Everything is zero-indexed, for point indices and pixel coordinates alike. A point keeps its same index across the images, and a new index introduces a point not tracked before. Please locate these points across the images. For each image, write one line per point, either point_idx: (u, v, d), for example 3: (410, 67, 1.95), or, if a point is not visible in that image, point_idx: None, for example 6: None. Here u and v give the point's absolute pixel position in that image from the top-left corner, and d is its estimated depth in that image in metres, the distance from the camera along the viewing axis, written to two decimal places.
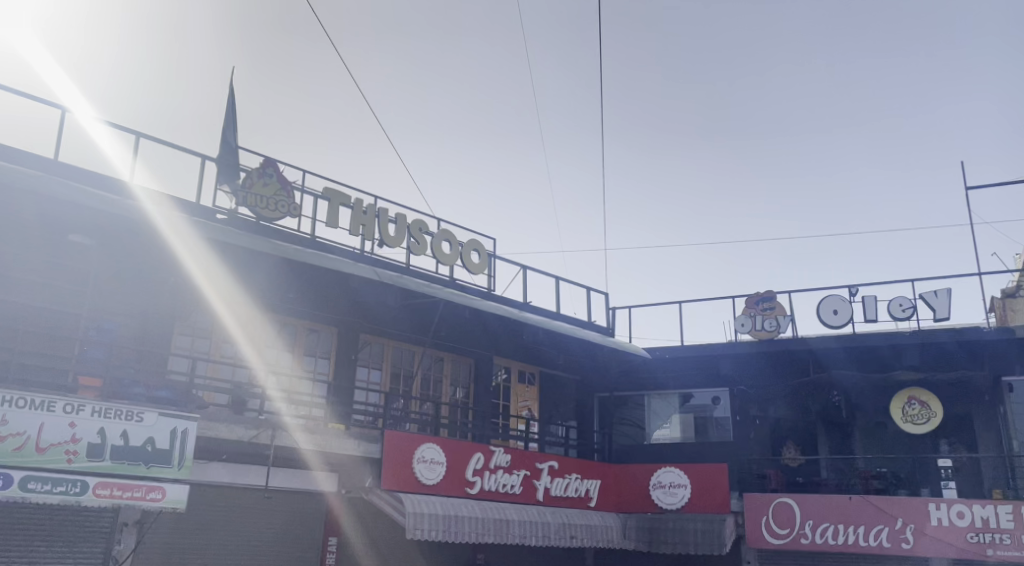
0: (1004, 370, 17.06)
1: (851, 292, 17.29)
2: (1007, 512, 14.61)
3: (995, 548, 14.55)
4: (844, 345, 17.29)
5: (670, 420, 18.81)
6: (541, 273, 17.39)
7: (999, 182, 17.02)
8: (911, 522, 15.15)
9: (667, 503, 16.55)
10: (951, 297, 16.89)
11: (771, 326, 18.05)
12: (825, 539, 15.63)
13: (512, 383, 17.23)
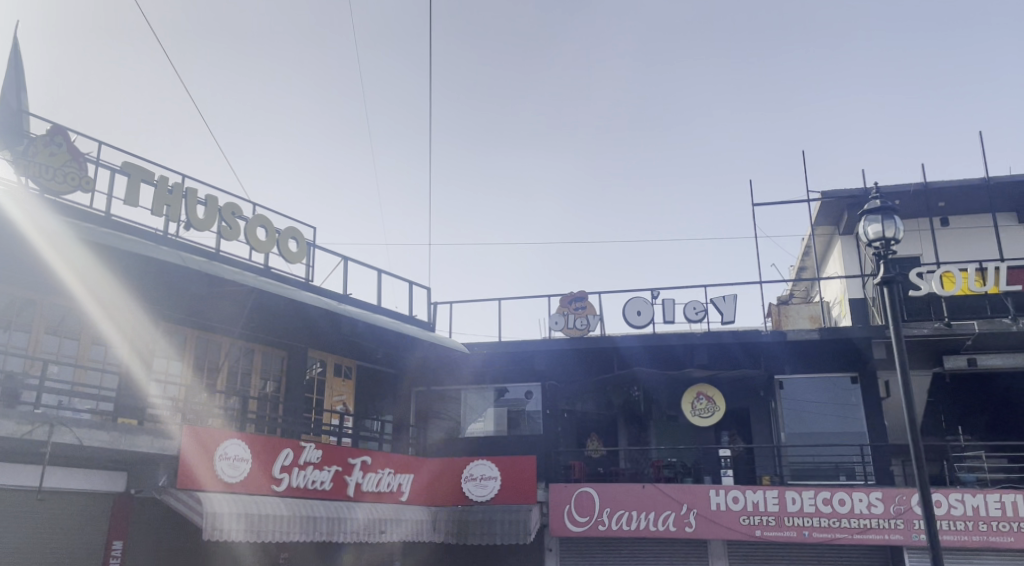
0: (777, 370, 18.99)
1: (653, 295, 18.60)
2: (773, 496, 16.33)
3: (763, 529, 16.23)
4: (646, 344, 18.50)
5: (484, 414, 19.43)
6: (363, 264, 17.25)
7: (778, 202, 19.80)
8: (694, 507, 16.56)
9: (477, 495, 17.14)
10: (737, 302, 18.58)
11: (581, 324, 19.08)
12: (619, 525, 16.74)
13: (327, 376, 17.10)
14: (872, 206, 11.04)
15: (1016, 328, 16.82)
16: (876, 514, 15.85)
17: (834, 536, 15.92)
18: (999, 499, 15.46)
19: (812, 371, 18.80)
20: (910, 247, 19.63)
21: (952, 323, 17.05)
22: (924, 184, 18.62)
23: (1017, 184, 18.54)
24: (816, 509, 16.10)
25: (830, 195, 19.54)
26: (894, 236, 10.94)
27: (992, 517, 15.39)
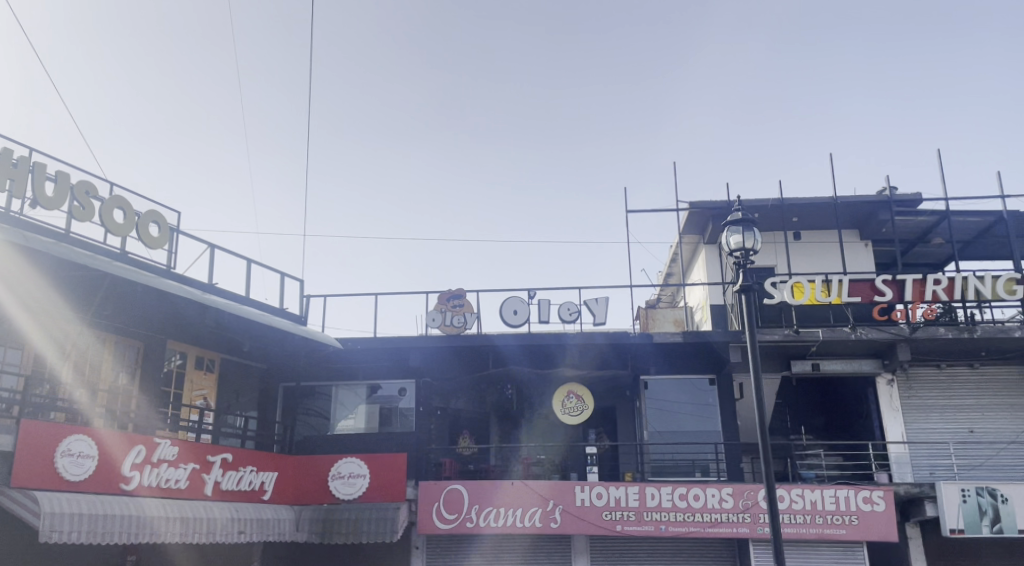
0: (642, 370, 19.69)
1: (529, 295, 18.91)
2: (634, 492, 16.94)
3: (623, 524, 16.81)
4: (522, 343, 18.71)
5: (355, 411, 19.21)
6: (232, 254, 16.60)
7: (652, 209, 20.04)
8: (560, 503, 16.95)
9: (344, 493, 16.93)
10: (609, 304, 19.14)
11: (459, 321, 18.95)
12: (486, 522, 16.92)
13: (187, 369, 16.47)
14: (734, 217, 11.67)
15: (854, 336, 18.21)
16: (726, 508, 16.71)
17: (688, 530, 16.68)
18: (834, 493, 16.66)
19: (675, 373, 19.62)
20: (766, 257, 21.06)
21: (799, 330, 18.34)
22: (779, 200, 19.81)
23: (861, 205, 19.98)
24: (674, 504, 16.82)
25: (698, 205, 20.43)
26: (753, 246, 11.60)
27: (828, 510, 16.57)
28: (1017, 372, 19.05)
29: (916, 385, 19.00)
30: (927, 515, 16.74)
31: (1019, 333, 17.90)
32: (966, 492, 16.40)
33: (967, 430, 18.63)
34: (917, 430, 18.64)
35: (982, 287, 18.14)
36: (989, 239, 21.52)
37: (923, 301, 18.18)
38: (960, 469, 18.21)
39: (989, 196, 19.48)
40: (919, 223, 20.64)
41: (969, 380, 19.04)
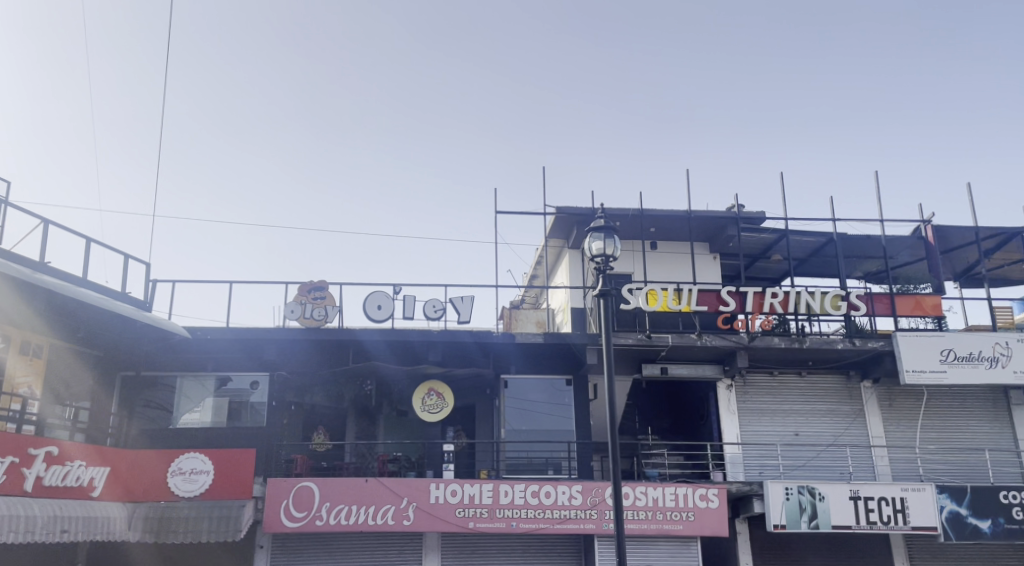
0: (503, 369, 19.87)
1: (394, 291, 18.68)
2: (488, 489, 17.08)
3: (476, 521, 16.92)
4: (386, 339, 18.36)
5: (201, 404, 18.49)
6: (67, 231, 15.10)
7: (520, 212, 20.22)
8: (414, 501, 16.86)
9: (184, 490, 16.22)
10: (474, 303, 19.19)
11: (319, 314, 18.38)
12: (337, 520, 16.60)
13: (11, 353, 15.18)
14: (597, 225, 12.00)
15: (700, 343, 19.05)
16: (575, 505, 17.13)
17: (537, 526, 16.98)
18: (674, 491, 17.48)
19: (534, 373, 19.94)
20: (624, 264, 21.84)
21: (651, 335, 19.08)
22: (640, 210, 20.51)
23: (712, 220, 21.02)
24: (526, 501, 17.08)
25: (564, 210, 20.81)
26: (613, 253, 11.93)
27: (668, 507, 17.36)
28: (838, 381, 20.36)
29: (751, 391, 20.12)
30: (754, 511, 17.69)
31: (842, 345, 19.31)
32: (789, 491, 17.57)
33: (793, 433, 19.85)
34: (749, 432, 19.75)
35: (813, 301, 19.41)
36: (822, 259, 23.15)
37: (762, 312, 19.39)
38: (785, 470, 19.44)
39: (822, 218, 20.97)
40: (762, 239, 21.90)
41: (797, 387, 20.30)
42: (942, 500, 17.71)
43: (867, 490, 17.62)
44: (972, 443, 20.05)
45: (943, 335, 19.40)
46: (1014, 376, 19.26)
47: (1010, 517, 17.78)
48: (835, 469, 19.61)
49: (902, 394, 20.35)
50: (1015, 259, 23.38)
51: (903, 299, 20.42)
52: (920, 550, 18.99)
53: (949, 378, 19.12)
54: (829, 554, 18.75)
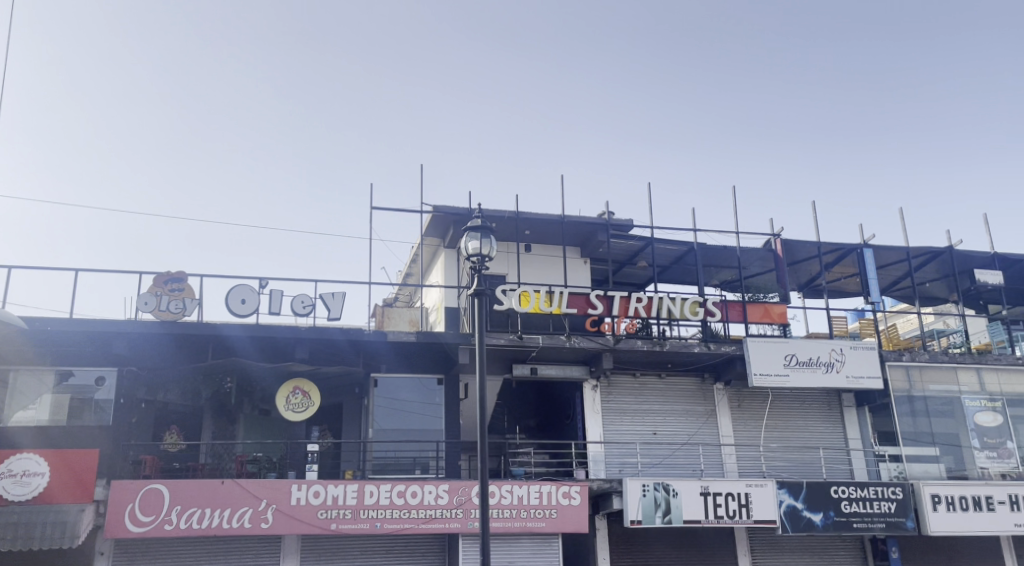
0: (373, 368, 19.35)
1: (259, 284, 17.79)
2: (352, 490, 16.55)
3: (338, 522, 16.36)
4: (251, 335, 17.44)
5: (38, 401, 16.99)
6: None
7: (395, 210, 19.76)
8: (273, 503, 16.13)
9: (15, 493, 14.88)
10: (345, 300, 18.57)
11: (176, 307, 17.29)
12: (188, 524, 15.66)
13: None
14: (474, 223, 11.77)
15: (569, 345, 19.26)
16: (441, 504, 16.86)
17: (402, 527, 16.62)
18: (538, 489, 17.51)
19: (404, 373, 19.51)
20: (499, 265, 21.79)
21: (522, 335, 19.11)
22: (516, 213, 20.53)
23: (586, 225, 21.31)
24: (391, 501, 16.68)
25: (441, 209, 20.53)
26: (489, 253, 11.74)
27: (532, 505, 17.41)
28: (694, 383, 21.03)
29: (615, 391, 20.50)
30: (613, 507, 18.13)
31: (698, 348, 19.90)
32: (646, 487, 17.94)
33: (651, 432, 20.37)
34: (612, 432, 20.11)
35: (673, 307, 19.83)
36: (684, 267, 23.92)
37: (627, 316, 19.76)
38: (643, 466, 19.90)
39: (686, 228, 21.62)
40: (630, 245, 22.36)
41: (656, 388, 20.82)
42: (781, 495, 18.45)
43: (716, 486, 18.24)
44: (810, 441, 21.15)
45: (788, 340, 20.31)
46: (847, 381, 20.34)
47: (839, 510, 18.68)
48: (688, 466, 20.26)
49: (750, 396, 21.20)
50: (849, 273, 24.96)
51: (754, 305, 21.30)
52: (761, 545, 19.77)
53: (791, 381, 20.03)
54: (681, 551, 19.31)
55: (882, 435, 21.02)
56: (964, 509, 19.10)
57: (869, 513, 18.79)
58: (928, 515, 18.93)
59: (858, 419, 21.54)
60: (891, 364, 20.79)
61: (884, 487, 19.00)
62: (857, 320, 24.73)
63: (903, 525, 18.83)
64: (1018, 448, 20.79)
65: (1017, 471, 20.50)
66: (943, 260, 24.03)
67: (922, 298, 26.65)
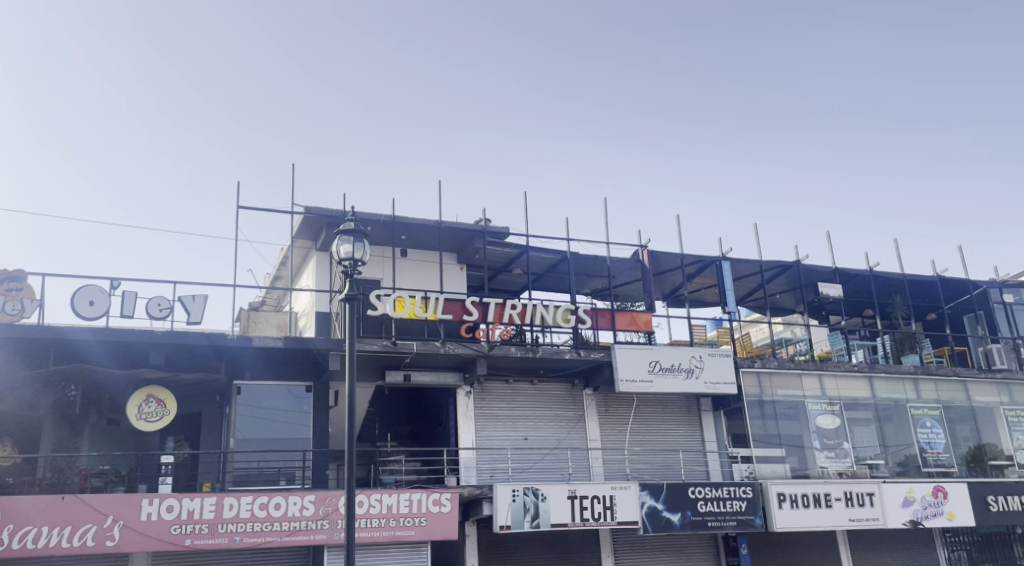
0: (236, 375, 18.39)
1: (111, 285, 16.56)
2: (210, 503, 15.60)
3: (193, 538, 15.39)
4: (101, 340, 16.16)
5: None
6: None
7: (263, 208, 19.21)
8: (120, 519, 14.98)
9: None
10: (206, 303, 17.54)
11: (13, 309, 15.87)
12: (22, 545, 14.32)
13: None
14: (346, 226, 11.32)
15: (443, 351, 18.95)
16: (306, 516, 16.16)
17: (264, 540, 15.82)
18: (409, 497, 17.13)
19: (268, 379, 18.64)
20: (373, 270, 21.24)
21: (396, 341, 18.67)
22: (392, 217, 20.10)
23: (461, 231, 21.10)
24: (252, 514, 15.84)
25: (313, 210, 19.80)
26: (361, 257, 11.30)
27: (401, 513, 16.99)
28: (564, 388, 21.17)
29: (488, 397, 20.32)
30: (483, 513, 17.95)
31: (570, 355, 20.02)
32: (516, 492, 17.87)
33: (522, 437, 20.31)
34: (483, 437, 19.92)
35: (546, 314, 19.86)
36: (556, 275, 24.07)
37: (502, 322, 19.65)
38: (513, 471, 19.82)
39: (560, 237, 21.76)
40: (506, 253, 22.31)
41: (528, 394, 20.81)
42: (643, 496, 18.76)
43: (582, 490, 18.36)
44: (670, 444, 21.67)
45: (653, 347, 20.76)
46: (706, 387, 20.96)
47: (695, 510, 19.17)
48: (556, 469, 20.35)
49: (617, 401, 21.51)
50: (710, 283, 25.82)
51: (621, 314, 21.69)
52: (624, 545, 20.04)
53: (655, 386, 20.46)
54: (548, 555, 19.31)
55: (736, 437, 21.87)
56: (805, 506, 20.00)
57: (722, 512, 19.37)
58: (773, 512, 19.70)
59: (716, 423, 22.27)
60: (745, 371, 21.53)
61: (735, 486, 19.65)
62: (715, 328, 25.61)
63: (752, 523, 19.54)
64: (854, 449, 21.79)
65: (852, 470, 21.53)
66: (792, 274, 25.20)
67: (773, 308, 27.87)
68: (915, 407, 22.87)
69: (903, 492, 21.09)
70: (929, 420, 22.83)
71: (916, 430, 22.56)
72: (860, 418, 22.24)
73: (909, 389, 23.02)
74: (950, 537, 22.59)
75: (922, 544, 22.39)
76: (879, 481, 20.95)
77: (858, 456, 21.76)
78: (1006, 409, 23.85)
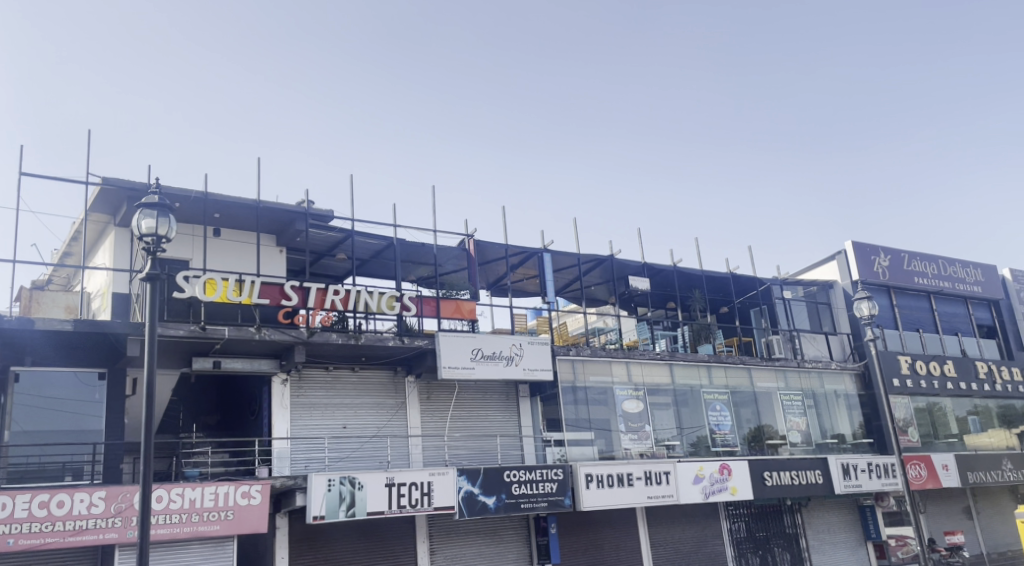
0: (15, 360, 16.50)
1: None
2: None
3: None
4: None
5: None
6: None
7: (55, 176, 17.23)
8: None
9: None
10: None
11: None
12: None
13: None
14: (149, 199, 10.33)
15: (258, 337, 17.93)
16: (95, 513, 14.75)
17: (43, 542, 14.29)
18: (214, 490, 16.06)
19: (54, 366, 16.88)
20: (181, 249, 19.77)
21: (206, 326, 17.46)
22: (204, 193, 18.83)
23: (281, 212, 20.10)
24: (30, 514, 14.26)
25: (112, 182, 18.13)
26: (166, 234, 10.37)
27: (205, 507, 15.90)
28: (385, 375, 20.66)
29: (305, 385, 19.48)
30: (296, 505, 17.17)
31: (392, 342, 19.53)
32: (332, 482, 17.24)
33: (340, 426, 19.64)
34: (299, 426, 19.08)
35: (370, 300, 19.25)
36: (380, 261, 23.47)
37: (323, 308, 18.84)
38: (330, 461, 19.12)
39: (386, 223, 21.20)
40: (329, 237, 21.49)
41: (349, 381, 20.15)
42: (460, 482, 18.66)
43: (400, 476, 18.00)
44: (487, 429, 21.69)
45: (476, 335, 20.68)
46: (524, 373, 21.13)
47: (510, 492, 19.28)
48: (375, 458, 19.84)
49: (439, 388, 21.27)
50: (532, 274, 26.16)
51: (446, 301, 21.43)
52: (439, 530, 19.83)
53: (476, 373, 20.39)
54: (361, 544, 18.79)
55: (551, 422, 21.89)
56: (610, 486, 20.68)
57: (534, 493, 19.61)
58: (581, 492, 20.20)
59: (532, 408, 22.49)
60: (561, 358, 21.93)
61: (548, 468, 19.97)
62: (534, 317, 25.95)
63: (562, 503, 19.93)
64: (654, 431, 22.83)
65: (652, 451, 22.55)
66: (606, 268, 26.02)
67: (588, 300, 28.66)
68: (708, 392, 24.22)
69: (693, 470, 22.23)
70: (719, 404, 24.27)
71: (707, 413, 23.93)
72: (661, 402, 23.29)
73: (703, 375, 24.31)
74: (732, 510, 24.06)
75: (707, 518, 23.65)
76: (675, 460, 22.02)
77: (657, 437, 22.80)
78: (782, 393, 25.72)
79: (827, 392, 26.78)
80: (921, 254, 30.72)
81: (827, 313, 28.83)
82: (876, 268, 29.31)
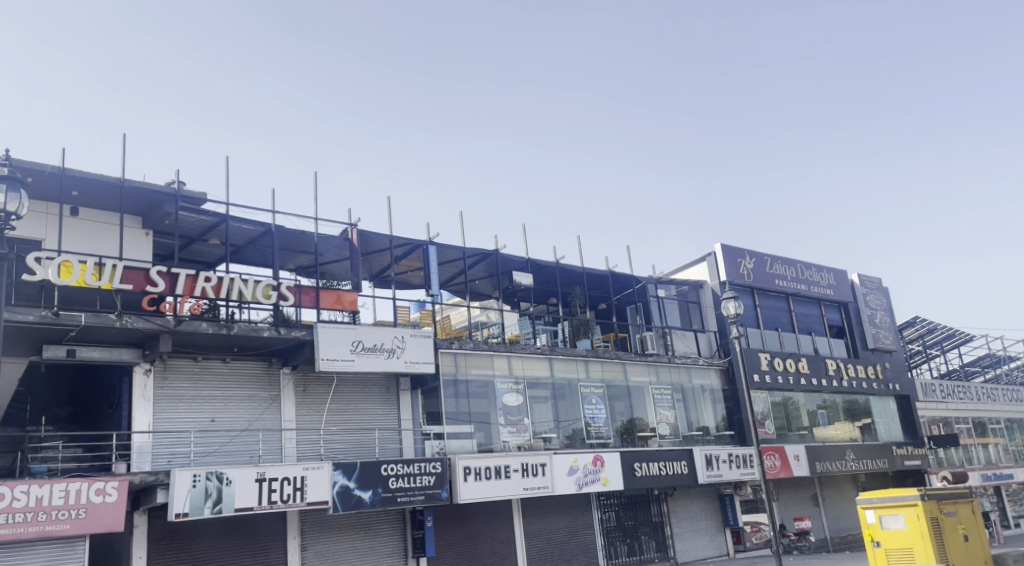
0: None
1: None
2: None
3: None
4: None
5: None
6: None
7: None
8: None
9: None
10: None
11: None
12: None
13: None
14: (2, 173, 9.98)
15: (118, 325, 16.79)
16: None
17: None
18: (64, 487, 14.93)
19: None
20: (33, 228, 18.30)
21: (59, 312, 16.21)
22: (60, 168, 17.60)
23: (147, 192, 18.95)
24: None
25: None
26: (17, 209, 10.02)
27: (54, 506, 14.76)
28: (259, 367, 19.80)
29: (171, 376, 18.44)
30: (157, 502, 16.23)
31: (267, 333, 18.71)
32: (198, 477, 16.43)
33: (208, 419, 18.70)
34: (163, 419, 18.04)
35: (245, 289, 18.37)
36: (257, 248, 22.51)
37: (192, 296, 17.84)
38: (196, 456, 18.17)
39: (264, 208, 20.32)
40: (201, 221, 20.42)
41: (219, 373, 19.22)
42: (335, 476, 18.11)
43: (271, 471, 17.28)
44: (365, 423, 21.16)
45: (357, 327, 20.11)
46: (405, 366, 20.68)
47: (386, 486, 18.88)
48: (245, 453, 18.99)
49: (316, 380, 20.58)
50: (416, 267, 25.76)
51: (326, 291, 20.72)
52: (312, 525, 19.18)
53: (355, 366, 19.83)
54: (227, 541, 17.96)
55: (430, 415, 21.65)
56: (486, 478, 20.59)
57: (411, 487, 19.27)
58: (458, 485, 20.00)
59: (412, 401, 21.98)
60: (443, 351, 21.66)
61: (426, 462, 19.67)
62: (418, 310, 25.49)
63: (439, 496, 19.69)
64: (532, 424, 22.90)
65: (529, 443, 22.62)
66: (490, 262, 25.94)
67: (472, 293, 28.52)
68: (584, 386, 24.49)
69: (568, 462, 22.44)
70: (594, 397, 24.60)
71: (583, 406, 24.22)
72: (539, 396, 23.38)
73: (580, 369, 24.58)
74: (603, 500, 24.48)
75: (579, 508, 23.93)
76: (551, 452, 22.17)
77: (534, 430, 22.90)
78: (653, 387, 26.34)
79: (694, 386, 27.61)
80: (783, 258, 32.22)
81: (697, 311, 29.78)
82: (743, 269, 30.49)
